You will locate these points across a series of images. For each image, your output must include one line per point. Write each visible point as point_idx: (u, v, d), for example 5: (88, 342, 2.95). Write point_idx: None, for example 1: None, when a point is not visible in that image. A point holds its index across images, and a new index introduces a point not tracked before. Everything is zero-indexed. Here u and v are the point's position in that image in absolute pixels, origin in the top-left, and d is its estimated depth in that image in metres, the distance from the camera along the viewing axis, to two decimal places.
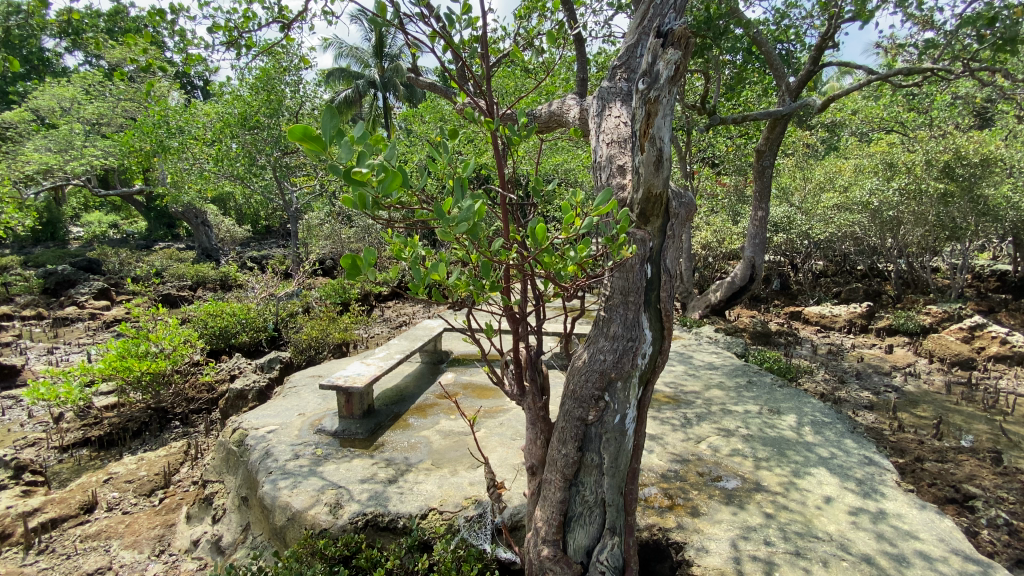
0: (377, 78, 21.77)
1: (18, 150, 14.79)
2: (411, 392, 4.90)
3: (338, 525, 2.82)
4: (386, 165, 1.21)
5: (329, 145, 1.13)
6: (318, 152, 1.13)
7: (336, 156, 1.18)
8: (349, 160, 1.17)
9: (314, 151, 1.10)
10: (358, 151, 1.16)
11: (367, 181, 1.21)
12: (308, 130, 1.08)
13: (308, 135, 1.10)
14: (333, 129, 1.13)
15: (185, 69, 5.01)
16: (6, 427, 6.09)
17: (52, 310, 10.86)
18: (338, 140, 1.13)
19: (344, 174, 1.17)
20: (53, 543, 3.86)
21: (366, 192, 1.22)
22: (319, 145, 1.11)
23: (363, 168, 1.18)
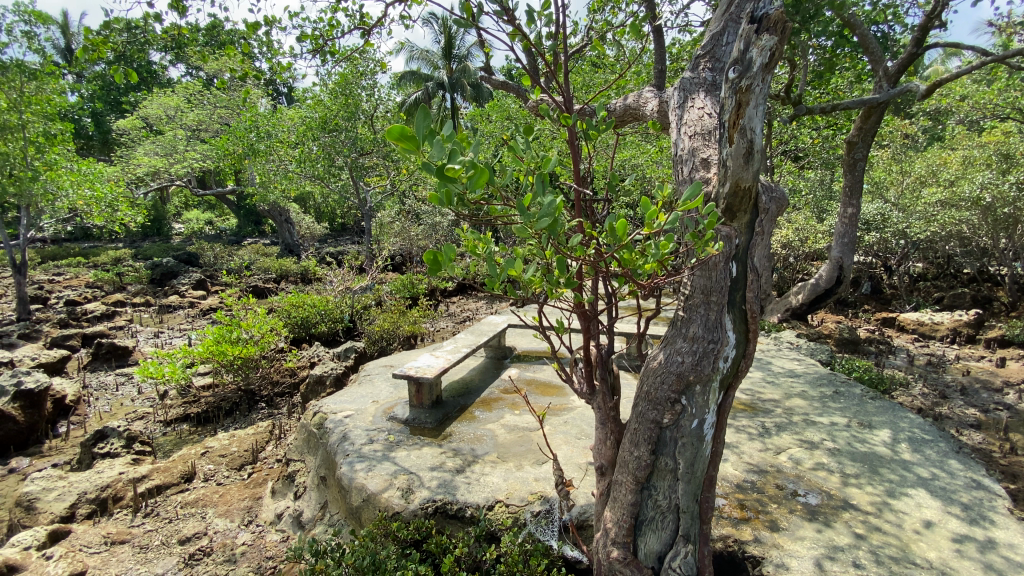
0: (445, 79, 22.36)
1: (132, 155, 16.60)
2: (477, 385, 5.00)
3: (409, 510, 2.93)
4: (475, 161, 1.24)
5: (422, 143, 1.18)
6: (412, 150, 1.18)
7: (428, 155, 1.22)
8: (440, 159, 1.21)
9: (409, 149, 1.15)
10: (449, 149, 1.20)
11: (457, 178, 1.25)
12: (404, 130, 1.13)
13: (403, 135, 1.14)
14: (425, 128, 1.17)
15: (278, 76, 5.43)
16: (120, 401, 6.88)
17: (158, 298, 12.11)
18: (430, 140, 1.18)
19: (437, 171, 1.20)
20: (158, 507, 4.31)
21: (454, 189, 1.25)
22: (413, 142, 1.16)
23: (455, 164, 1.21)
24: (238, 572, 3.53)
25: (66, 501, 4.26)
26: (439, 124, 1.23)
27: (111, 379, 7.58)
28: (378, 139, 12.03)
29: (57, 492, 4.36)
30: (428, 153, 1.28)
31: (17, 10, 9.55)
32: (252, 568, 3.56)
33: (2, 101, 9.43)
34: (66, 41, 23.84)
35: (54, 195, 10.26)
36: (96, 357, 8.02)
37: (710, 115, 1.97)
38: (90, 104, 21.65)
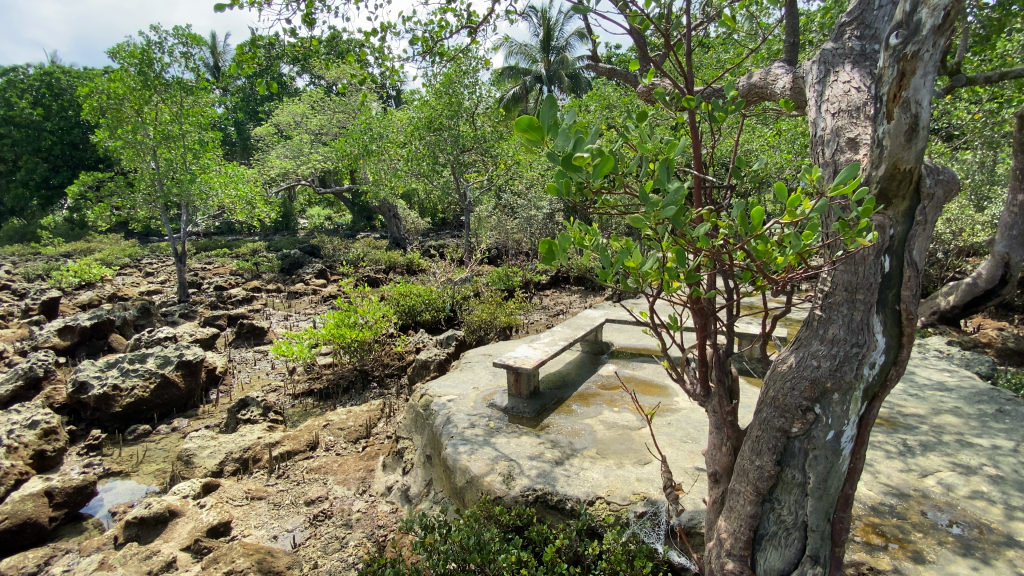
0: (543, 73, 22.50)
1: (267, 158, 18.76)
2: (574, 379, 4.97)
3: (510, 496, 3.00)
4: (601, 148, 1.22)
5: (547, 133, 1.18)
6: (537, 141, 1.19)
7: (553, 145, 1.23)
8: (566, 148, 1.20)
9: (536, 140, 1.17)
10: (574, 137, 1.19)
11: (582, 167, 1.24)
12: (532, 121, 1.15)
13: (531, 125, 1.17)
14: (551, 118, 1.17)
15: (386, 78, 5.82)
16: (258, 374, 7.86)
17: (287, 285, 13.63)
18: (554, 130, 1.18)
19: (563, 160, 1.21)
20: (288, 470, 4.86)
21: (579, 178, 1.25)
22: (539, 133, 1.18)
23: (581, 153, 1.21)
24: (354, 536, 3.87)
25: (216, 458, 4.96)
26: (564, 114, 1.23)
27: (251, 355, 8.69)
28: (478, 135, 12.41)
29: (210, 449, 5.08)
30: (551, 143, 1.29)
31: (178, 34, 11.19)
32: (366, 534, 3.89)
33: (167, 115, 11.18)
34: (216, 60, 27.51)
35: (206, 194, 11.95)
36: (239, 336, 9.23)
37: (859, 89, 1.74)
38: (234, 115, 24.80)
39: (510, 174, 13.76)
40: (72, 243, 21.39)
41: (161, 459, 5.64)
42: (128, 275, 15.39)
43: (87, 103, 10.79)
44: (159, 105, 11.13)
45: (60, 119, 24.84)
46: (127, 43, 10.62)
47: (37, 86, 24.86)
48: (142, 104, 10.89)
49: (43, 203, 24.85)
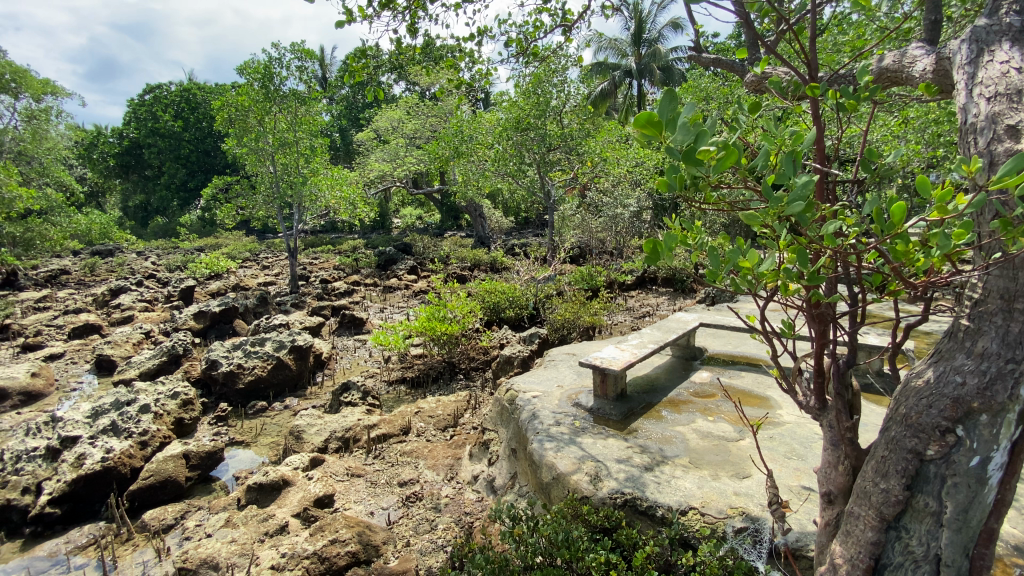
0: (633, 66, 22.00)
1: (367, 161, 20.11)
2: (664, 384, 4.80)
3: (598, 496, 2.99)
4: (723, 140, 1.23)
5: (666, 128, 1.22)
6: (655, 137, 1.24)
7: (671, 141, 1.26)
8: (686, 142, 1.23)
9: (655, 135, 1.22)
10: (695, 131, 1.22)
11: (703, 160, 1.26)
12: (651, 116, 1.20)
13: (649, 121, 1.22)
14: (671, 113, 1.21)
15: (475, 78, 6.12)
16: (357, 361, 8.48)
17: (382, 279, 14.55)
18: (673, 125, 1.22)
19: (683, 155, 1.24)
20: (384, 451, 5.21)
21: (698, 173, 1.27)
22: (658, 128, 1.23)
23: (704, 146, 1.23)
24: (443, 520, 4.06)
25: (322, 436, 5.44)
26: (684, 109, 1.26)
27: (350, 343, 9.41)
28: (566, 134, 12.39)
29: (317, 427, 5.58)
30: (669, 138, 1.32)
31: (295, 50, 12.35)
32: (454, 519, 4.06)
33: (284, 124, 12.38)
34: (325, 72, 29.99)
35: (316, 196, 13.09)
36: (341, 325, 10.03)
37: (1022, 70, 1.52)
38: (338, 121, 26.86)
39: (596, 172, 13.61)
40: (204, 239, 24.39)
41: (275, 433, 6.29)
42: (248, 268, 17.28)
43: (221, 115, 12.26)
44: (277, 115, 12.35)
45: (197, 130, 28.40)
46: (252, 60, 11.89)
47: (179, 102, 28.59)
48: (264, 115, 12.14)
49: (182, 203, 28.58)
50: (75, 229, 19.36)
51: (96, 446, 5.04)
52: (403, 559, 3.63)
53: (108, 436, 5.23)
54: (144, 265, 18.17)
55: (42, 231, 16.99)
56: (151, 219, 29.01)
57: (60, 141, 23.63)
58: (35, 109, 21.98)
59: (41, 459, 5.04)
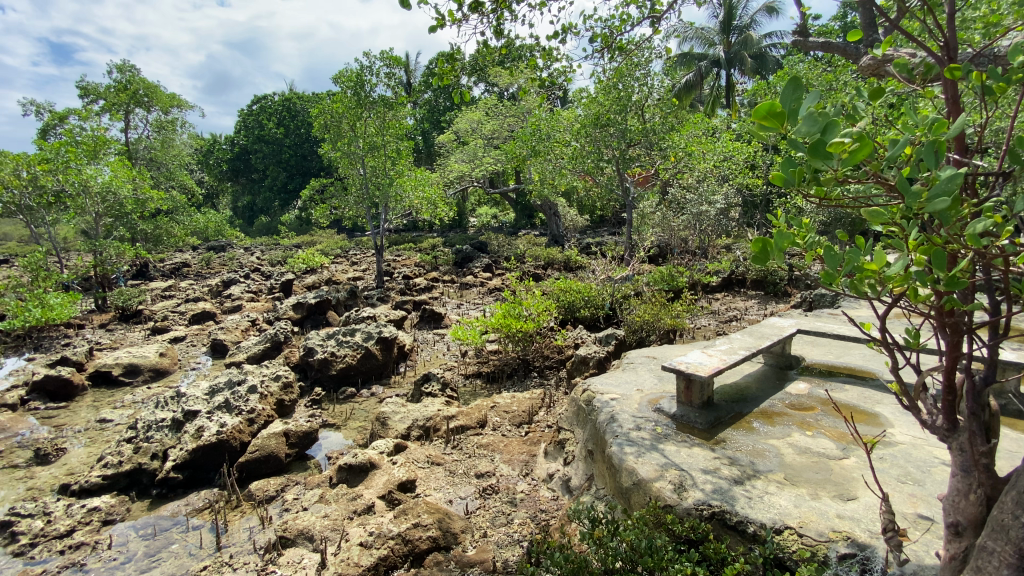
0: (721, 55, 20.86)
1: (447, 162, 20.80)
2: (755, 394, 4.50)
3: (683, 506, 2.88)
4: (856, 132, 1.25)
5: (789, 120, 1.28)
6: (776, 128, 1.29)
7: (796, 133, 1.31)
8: (813, 134, 1.26)
9: (777, 125, 1.27)
10: (822, 122, 1.25)
11: (834, 153, 1.27)
12: (774, 109, 1.27)
13: (772, 113, 1.28)
14: (794, 104, 1.27)
15: (556, 74, 6.12)
16: (436, 354, 8.82)
17: (459, 276, 14.99)
18: (797, 116, 1.28)
19: (811, 148, 1.26)
20: (461, 443, 5.36)
21: (827, 166, 1.27)
22: (781, 119, 1.28)
23: (836, 139, 1.24)
24: (519, 515, 4.11)
25: (405, 423, 5.71)
26: (809, 100, 1.30)
27: (429, 336, 9.81)
28: (648, 129, 11.96)
29: (401, 414, 5.87)
30: (789, 131, 1.36)
31: (384, 57, 13.04)
32: (530, 515, 4.09)
33: (373, 128, 13.11)
34: (410, 77, 31.41)
35: (401, 196, 13.74)
36: (421, 320, 10.46)
37: None
38: (421, 124, 27.98)
39: (679, 167, 13.05)
40: (300, 236, 26.48)
41: (362, 418, 6.70)
42: (338, 263, 18.54)
43: (317, 121, 13.20)
44: (367, 120, 13.11)
45: (296, 136, 30.88)
46: (346, 69, 12.70)
47: (281, 110, 31.21)
48: (356, 120, 12.93)
49: (282, 204, 31.23)
50: (195, 227, 21.81)
51: (212, 421, 5.65)
52: (481, 549, 3.72)
53: (222, 412, 5.84)
54: (250, 259, 20.07)
55: (169, 229, 19.30)
56: (256, 218, 32.00)
57: (184, 148, 26.69)
58: (164, 120, 24.97)
59: (167, 429, 5.73)
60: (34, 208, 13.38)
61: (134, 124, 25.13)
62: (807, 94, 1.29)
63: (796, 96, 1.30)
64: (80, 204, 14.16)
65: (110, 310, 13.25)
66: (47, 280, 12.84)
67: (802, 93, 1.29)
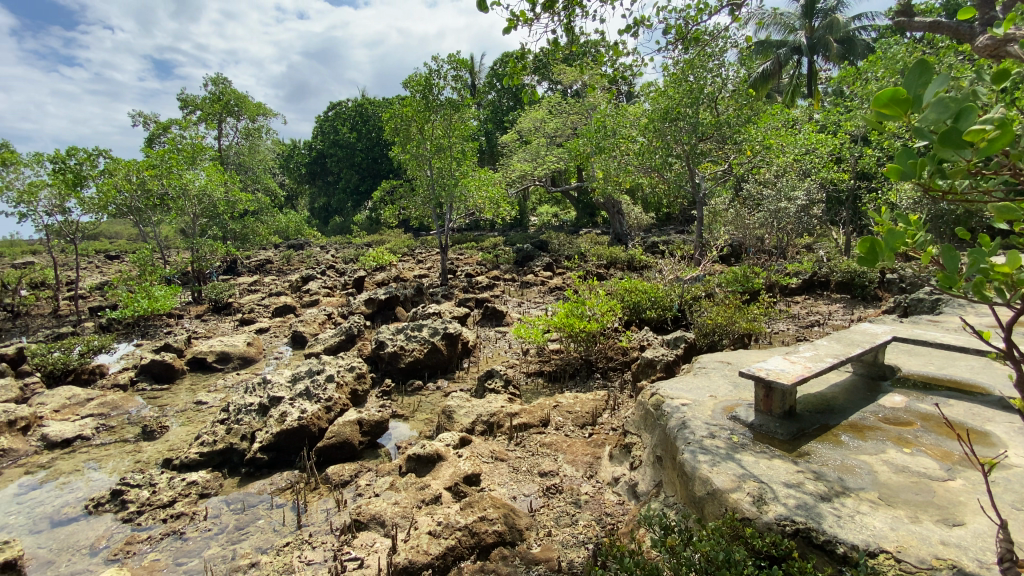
0: (803, 41, 19.51)
1: (510, 161, 20.94)
2: (843, 406, 4.17)
3: (763, 520, 2.73)
4: (996, 118, 1.19)
5: (914, 107, 1.27)
6: (899, 115, 1.28)
7: (920, 122, 1.28)
8: (944, 121, 1.23)
9: (901, 111, 1.26)
10: (955, 109, 1.22)
11: (969, 142, 1.22)
12: (897, 95, 1.26)
13: (895, 100, 1.27)
14: (920, 90, 1.26)
15: (625, 69, 6.00)
16: (499, 351, 8.94)
17: (521, 275, 15.08)
18: (924, 102, 1.26)
19: (940, 136, 1.22)
20: (524, 440, 5.40)
21: (961, 155, 1.22)
22: (904, 106, 1.27)
23: (976, 127, 1.19)
24: (584, 516, 4.08)
25: (470, 418, 5.84)
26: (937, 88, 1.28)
27: (492, 334, 9.95)
28: (722, 122, 11.38)
29: (466, 409, 6.00)
30: (914, 121, 1.33)
31: (451, 60, 13.34)
32: (595, 517, 4.05)
33: (441, 129, 13.44)
34: (475, 78, 31.95)
35: (466, 196, 14.00)
36: (483, 317, 10.64)
37: None
38: (485, 125, 28.34)
39: (755, 162, 12.35)
40: (369, 235, 27.74)
41: (428, 411, 6.92)
42: (404, 261, 19.25)
43: (388, 125, 13.73)
44: (435, 123, 13.46)
45: (367, 140, 32.32)
46: (416, 73, 13.12)
47: (354, 115, 32.78)
48: (424, 123, 13.34)
49: (354, 205, 32.84)
50: (277, 227, 23.43)
51: (294, 407, 6.06)
52: (545, 548, 3.73)
53: (303, 399, 6.25)
54: (325, 257, 21.30)
55: (254, 228, 20.89)
56: (330, 218, 33.90)
57: (268, 153, 28.75)
58: (251, 128, 27.02)
59: (255, 413, 6.21)
60: (143, 210, 14.94)
61: (225, 132, 27.37)
62: (935, 79, 1.26)
63: (922, 81, 1.27)
64: (180, 206, 15.63)
65: (204, 302, 14.56)
66: (153, 274, 14.31)
67: (929, 78, 1.26)
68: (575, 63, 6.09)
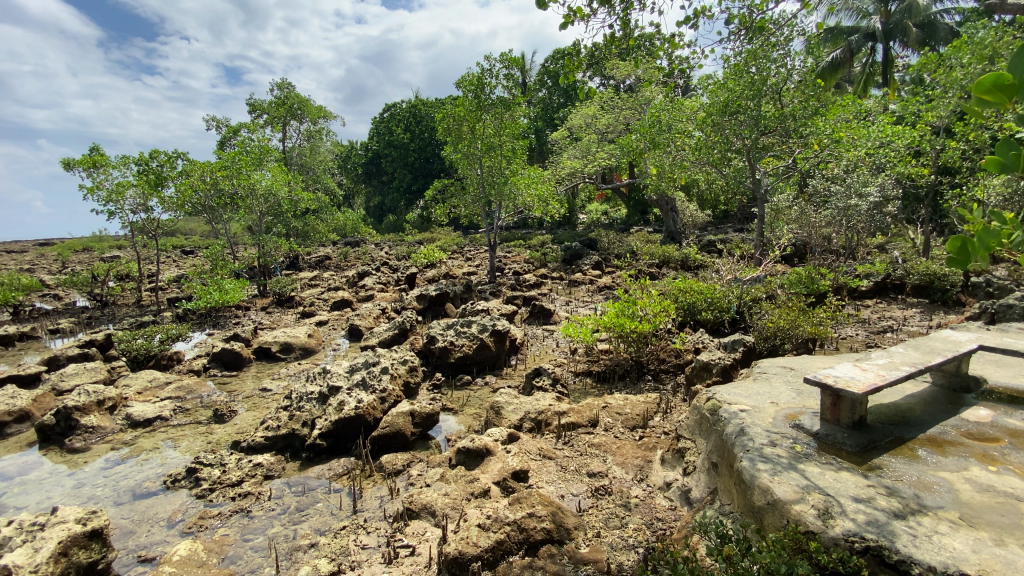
0: (878, 27, 18.22)
1: (560, 158, 20.80)
2: (920, 418, 3.87)
3: (829, 535, 2.59)
4: None
5: (1018, 93, 1.30)
6: (1003, 102, 1.31)
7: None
8: None
9: (1002, 95, 1.29)
10: None
11: None
12: (1000, 79, 1.30)
13: (998, 84, 1.31)
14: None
15: (683, 61, 5.84)
16: (547, 349, 8.94)
17: (569, 273, 15.00)
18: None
19: None
20: (573, 439, 5.38)
21: None
22: (1010, 91, 1.30)
23: None
24: (634, 520, 4.01)
25: (518, 414, 5.89)
26: None
27: (540, 331, 9.96)
28: (787, 115, 10.80)
29: (514, 405, 6.05)
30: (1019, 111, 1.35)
31: (503, 59, 13.42)
32: (645, 521, 3.98)
33: (492, 128, 13.55)
34: (526, 77, 32.03)
35: (516, 194, 14.06)
36: (532, 315, 10.66)
37: None
38: (536, 122, 28.35)
39: (823, 156, 11.65)
40: (421, 233, 28.42)
41: (477, 406, 7.04)
42: (454, 258, 19.61)
43: (442, 125, 14.00)
44: (487, 121, 13.60)
45: (420, 140, 33.07)
46: (468, 73, 13.30)
47: (408, 116, 33.60)
48: (476, 122, 13.51)
49: (407, 203, 33.78)
50: (335, 224, 24.47)
51: (351, 397, 6.33)
52: (594, 549, 3.70)
53: (359, 389, 6.51)
54: (379, 254, 22.04)
55: (314, 226, 21.92)
56: (385, 216, 35.06)
57: (328, 154, 30.09)
58: (313, 130, 28.37)
59: (315, 401, 6.53)
60: (216, 208, 16.04)
61: (289, 135, 28.87)
62: None
63: None
64: (249, 204, 16.65)
65: (269, 295, 15.45)
66: (224, 269, 15.33)
67: None
68: (630, 57, 5.99)
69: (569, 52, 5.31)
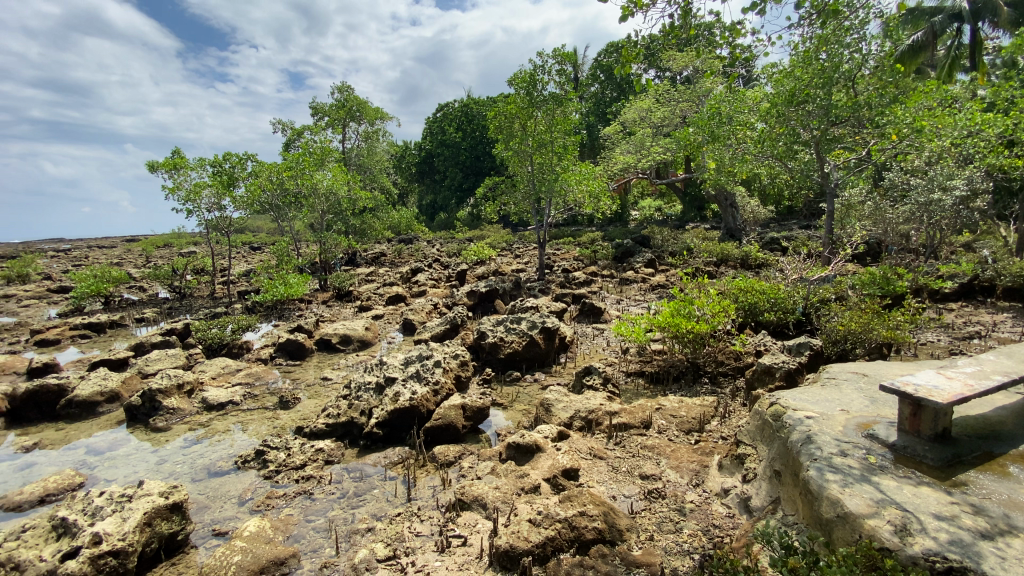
0: (966, 6, 16.67)
1: (613, 154, 20.43)
2: (1014, 433, 3.53)
3: (907, 553, 2.43)
4: None
5: None
6: None
7: None
8: None
9: None
10: None
11: None
12: None
13: None
14: None
15: (746, 49, 5.59)
16: (598, 348, 8.84)
17: (621, 271, 14.75)
18: None
19: None
20: (625, 440, 5.30)
21: None
22: None
23: None
24: (689, 525, 3.91)
25: (568, 412, 5.86)
26: None
27: (591, 330, 9.85)
28: (860, 104, 10.09)
29: (564, 403, 6.03)
30: None
31: (556, 55, 13.35)
32: (700, 528, 3.87)
33: (544, 124, 13.51)
34: (577, 72, 31.71)
35: (567, 190, 13.95)
36: (581, 313, 10.57)
37: None
38: (588, 118, 28.00)
39: (901, 147, 10.79)
40: (472, 231, 28.81)
41: (527, 402, 7.07)
42: (504, 255, 19.74)
43: (493, 122, 14.11)
44: (538, 118, 13.59)
45: (471, 138, 33.44)
46: (520, 70, 13.35)
47: (461, 115, 34.05)
48: (528, 119, 13.53)
49: (458, 201, 34.35)
50: (390, 222, 25.27)
51: (405, 389, 6.53)
52: (647, 552, 3.63)
53: (414, 381, 6.71)
54: (431, 251, 22.57)
55: (371, 223, 22.74)
56: (437, 214, 35.81)
57: (384, 153, 31.07)
58: (370, 131, 29.41)
59: (372, 391, 6.78)
60: (281, 207, 16.97)
61: (348, 135, 30.06)
62: None
63: None
64: (311, 203, 17.49)
65: (329, 290, 16.20)
66: (288, 264, 16.20)
67: None
68: (688, 47, 5.80)
69: (625, 44, 5.22)
